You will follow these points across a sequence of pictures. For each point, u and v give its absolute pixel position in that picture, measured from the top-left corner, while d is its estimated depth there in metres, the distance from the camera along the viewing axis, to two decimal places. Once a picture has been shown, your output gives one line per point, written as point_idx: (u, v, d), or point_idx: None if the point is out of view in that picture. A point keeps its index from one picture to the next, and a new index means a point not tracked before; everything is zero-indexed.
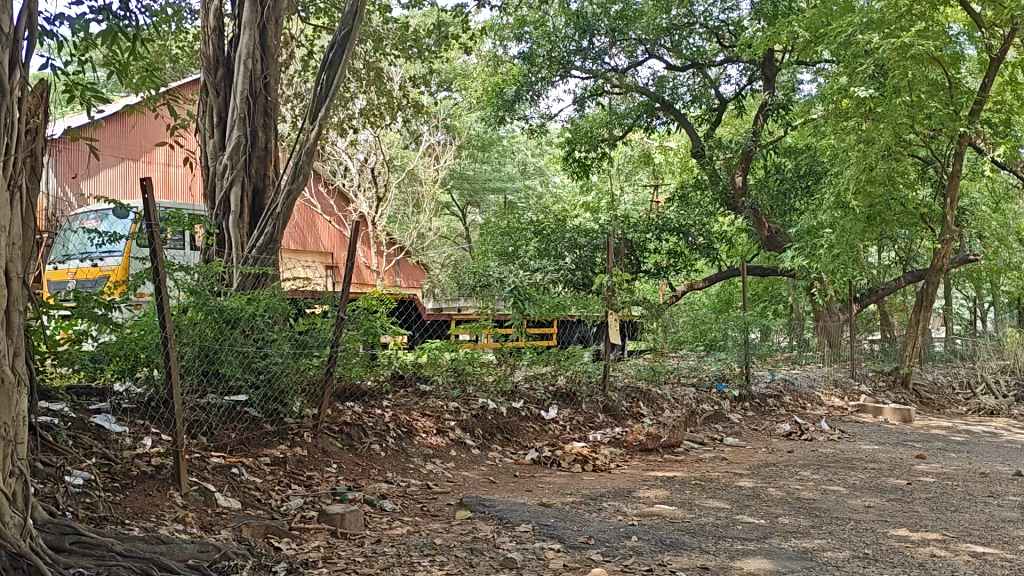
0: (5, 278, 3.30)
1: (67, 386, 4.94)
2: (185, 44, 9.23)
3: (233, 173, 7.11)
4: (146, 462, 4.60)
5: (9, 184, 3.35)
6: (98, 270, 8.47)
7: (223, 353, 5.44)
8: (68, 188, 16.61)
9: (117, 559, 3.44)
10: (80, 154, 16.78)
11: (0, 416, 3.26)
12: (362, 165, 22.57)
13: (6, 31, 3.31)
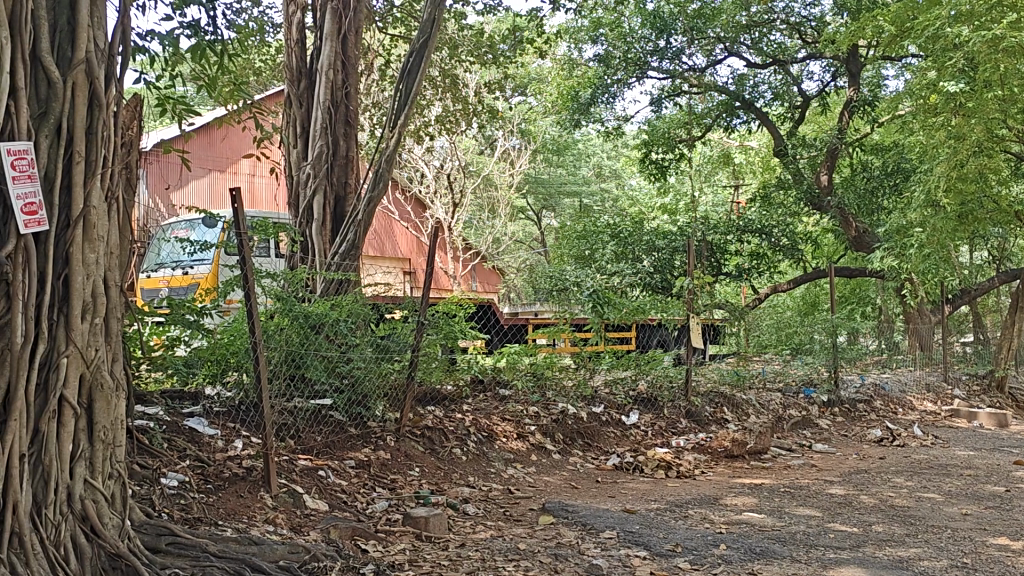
0: (104, 287, 3.45)
1: (161, 390, 5.17)
2: (268, 58, 9.49)
3: (315, 181, 7.27)
4: (237, 464, 4.72)
5: (107, 197, 3.50)
6: (190, 279, 8.77)
7: (309, 358, 5.57)
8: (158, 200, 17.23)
9: (211, 560, 3.55)
10: (170, 165, 17.39)
11: (101, 420, 3.40)
12: (438, 171, 22.81)
13: (101, 46, 3.46)
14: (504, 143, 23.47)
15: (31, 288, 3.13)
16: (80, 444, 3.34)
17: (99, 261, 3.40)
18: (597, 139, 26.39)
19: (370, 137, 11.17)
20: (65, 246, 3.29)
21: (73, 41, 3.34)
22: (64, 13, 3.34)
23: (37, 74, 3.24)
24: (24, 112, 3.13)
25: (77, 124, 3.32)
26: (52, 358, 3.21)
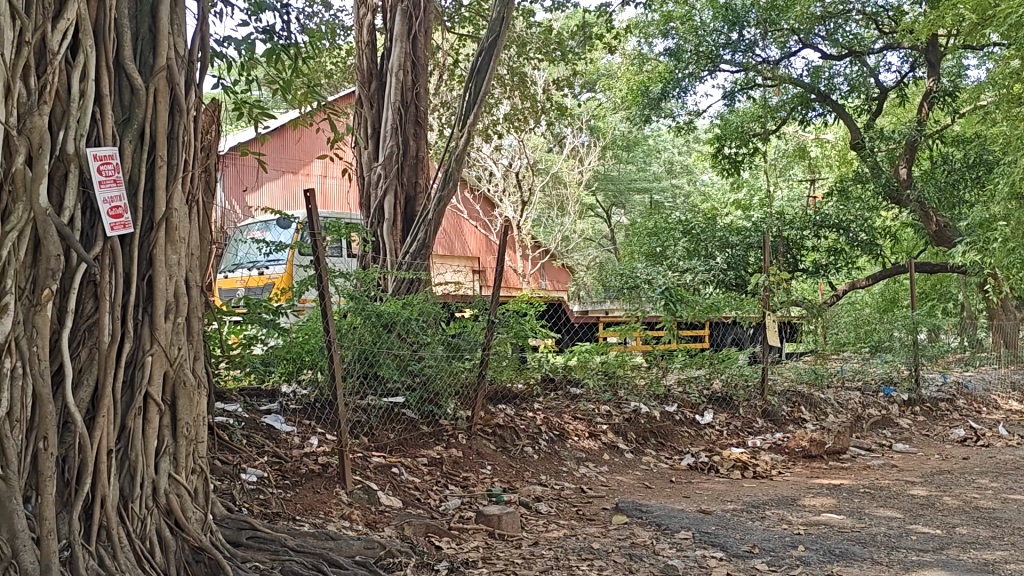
0: (186, 287, 3.55)
1: (240, 388, 5.33)
2: (339, 61, 9.66)
3: (386, 182, 7.38)
4: (313, 461, 4.81)
5: (188, 200, 3.61)
6: (265, 278, 8.98)
7: (381, 355, 5.65)
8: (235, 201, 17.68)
9: (290, 554, 3.62)
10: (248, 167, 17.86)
11: (183, 416, 3.52)
12: (507, 169, 22.86)
13: (181, 53, 3.58)
14: (572, 141, 23.41)
15: (117, 289, 3.25)
16: (165, 440, 3.45)
17: (181, 262, 3.51)
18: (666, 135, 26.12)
19: (439, 137, 11.25)
20: (149, 247, 3.40)
21: (154, 48, 3.46)
22: (146, 21, 3.46)
23: (121, 81, 3.36)
24: (109, 118, 3.25)
25: (159, 129, 3.43)
26: (138, 356, 3.33)
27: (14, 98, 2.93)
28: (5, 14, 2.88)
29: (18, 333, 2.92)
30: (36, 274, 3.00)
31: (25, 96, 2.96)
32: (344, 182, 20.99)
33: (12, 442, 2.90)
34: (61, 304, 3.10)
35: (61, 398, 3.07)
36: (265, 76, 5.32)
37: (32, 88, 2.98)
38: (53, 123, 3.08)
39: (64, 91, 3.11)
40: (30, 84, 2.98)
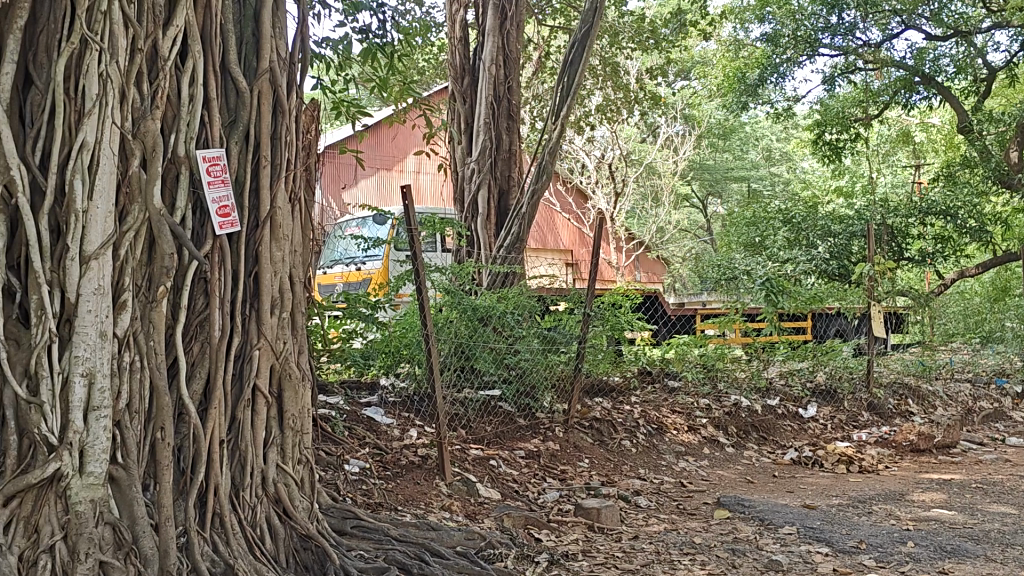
0: (290, 284, 3.68)
1: (341, 380, 5.54)
2: (432, 57, 9.82)
3: (480, 176, 7.47)
4: (413, 453, 4.89)
5: (291, 198, 3.74)
6: (362, 274, 9.11)
7: (477, 348, 5.76)
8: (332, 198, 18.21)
9: (393, 543, 3.69)
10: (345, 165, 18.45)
11: (290, 408, 3.65)
12: (599, 161, 22.64)
13: (284, 55, 3.69)
14: (666, 131, 23.12)
15: (227, 285, 3.38)
16: (272, 430, 3.58)
17: (285, 259, 3.64)
18: (763, 122, 25.51)
19: (532, 130, 11.26)
20: (255, 245, 3.53)
21: (258, 51, 3.59)
22: (249, 25, 3.60)
23: (227, 83, 3.50)
24: (217, 120, 3.39)
25: (263, 129, 3.56)
26: (246, 350, 3.47)
27: (129, 104, 3.11)
28: (119, 22, 3.07)
29: (135, 328, 3.11)
30: (152, 272, 3.18)
31: (139, 101, 3.15)
32: (438, 177, 21.14)
33: (133, 432, 3.10)
34: (174, 301, 3.26)
35: (176, 390, 3.24)
36: (362, 74, 5.41)
37: (145, 93, 3.16)
38: (166, 127, 3.24)
39: (175, 95, 3.27)
40: (143, 90, 3.16)
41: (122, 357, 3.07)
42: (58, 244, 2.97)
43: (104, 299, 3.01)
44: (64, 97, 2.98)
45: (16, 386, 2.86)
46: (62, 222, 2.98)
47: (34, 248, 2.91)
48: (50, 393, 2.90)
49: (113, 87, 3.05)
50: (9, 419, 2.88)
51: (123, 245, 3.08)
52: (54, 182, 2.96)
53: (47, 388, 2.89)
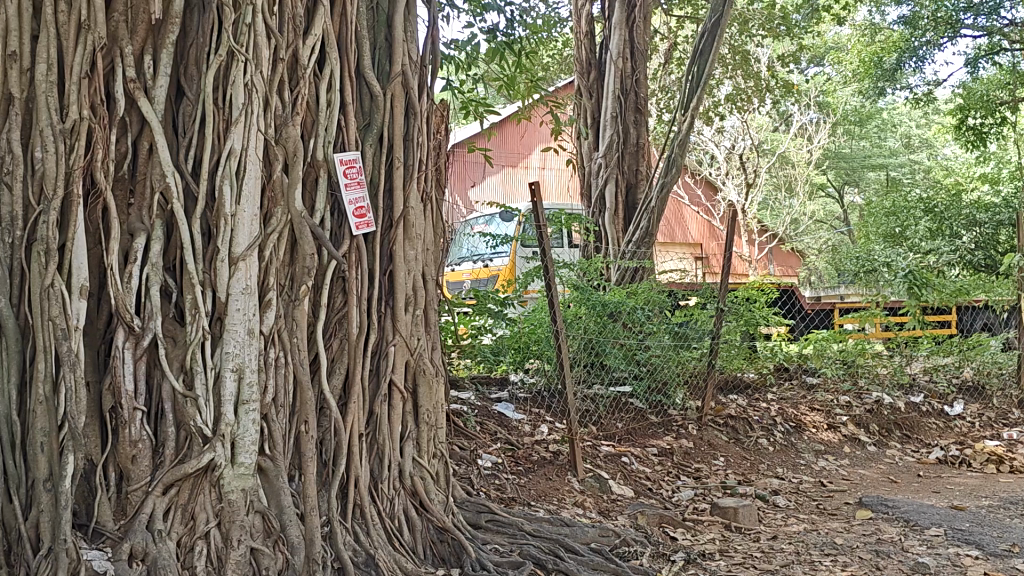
0: (423, 281, 3.80)
1: (471, 376, 5.65)
2: (556, 53, 9.87)
3: (607, 171, 7.43)
4: (545, 448, 4.91)
5: (423, 198, 3.86)
6: (490, 270, 9.33)
7: (606, 344, 5.73)
8: (458, 198, 18.48)
9: (527, 538, 3.72)
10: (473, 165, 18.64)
11: (424, 403, 3.77)
12: (729, 152, 22.15)
13: (415, 58, 3.82)
14: (797, 120, 22.16)
15: (363, 283, 3.54)
16: (408, 425, 3.72)
17: (418, 258, 3.76)
18: (902, 107, 24.30)
19: (660, 123, 11.14)
20: (389, 245, 3.68)
21: (391, 56, 3.73)
22: (382, 30, 3.75)
23: (362, 88, 3.66)
24: (352, 124, 3.55)
25: (396, 131, 3.70)
26: (382, 346, 3.62)
27: (272, 110, 3.29)
28: (262, 34, 3.25)
29: (280, 326, 3.29)
30: (294, 271, 3.36)
31: (281, 108, 3.32)
32: (563, 173, 21.37)
33: (278, 425, 3.27)
34: (316, 299, 3.43)
35: (317, 384, 3.41)
36: (491, 73, 5.51)
37: (286, 100, 3.33)
38: (306, 133, 3.42)
39: (314, 101, 3.44)
40: (285, 98, 3.33)
41: (268, 353, 3.26)
42: (209, 247, 3.19)
43: (251, 298, 3.20)
44: (213, 107, 3.19)
45: (173, 380, 3.08)
46: (212, 226, 3.19)
47: (188, 250, 3.13)
48: (203, 388, 3.10)
49: (257, 96, 3.23)
50: (168, 412, 3.10)
51: (267, 246, 3.26)
52: (205, 188, 3.18)
53: (201, 382, 3.10)
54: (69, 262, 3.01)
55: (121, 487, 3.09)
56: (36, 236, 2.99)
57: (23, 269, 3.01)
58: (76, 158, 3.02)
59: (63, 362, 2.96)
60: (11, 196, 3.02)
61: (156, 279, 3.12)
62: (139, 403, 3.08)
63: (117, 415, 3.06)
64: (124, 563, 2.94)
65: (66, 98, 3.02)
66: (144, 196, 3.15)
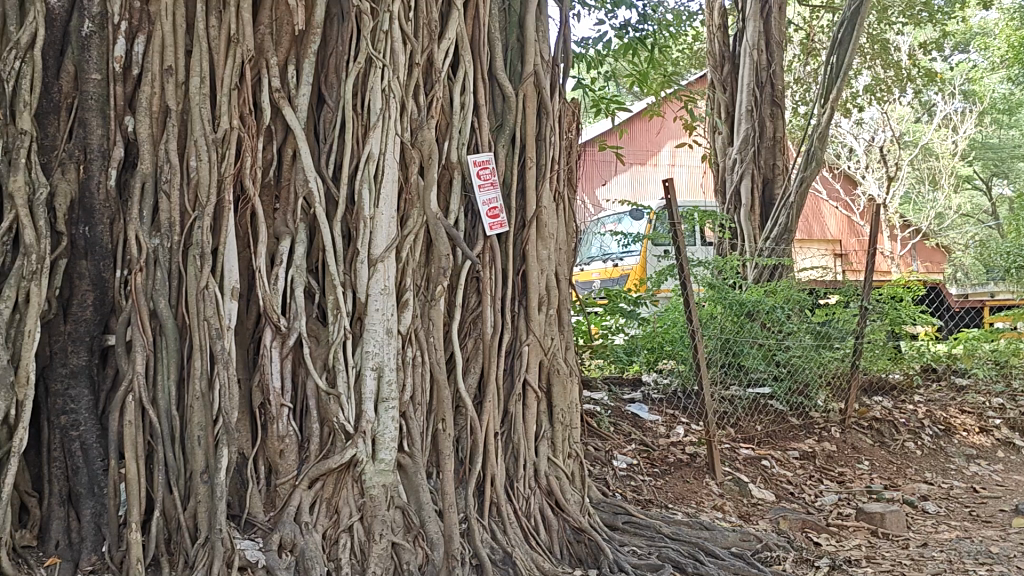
0: (556, 280, 3.82)
1: (604, 376, 5.62)
2: (686, 49, 9.71)
3: (742, 166, 7.28)
4: (681, 450, 4.82)
5: (555, 196, 3.88)
6: (620, 271, 9.26)
7: (743, 344, 5.59)
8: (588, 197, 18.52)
9: (666, 541, 3.66)
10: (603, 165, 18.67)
11: (559, 403, 3.79)
12: (869, 144, 21.18)
13: (547, 58, 3.86)
14: (943, 109, 21.04)
15: (497, 283, 3.60)
16: (543, 425, 3.74)
17: (551, 257, 3.79)
18: None
19: (794, 117, 10.77)
20: (521, 245, 3.72)
21: (523, 56, 3.79)
22: (514, 32, 3.82)
23: (494, 89, 3.73)
24: (485, 126, 3.62)
25: (528, 130, 3.75)
26: (516, 346, 3.66)
27: (408, 115, 3.40)
28: (398, 40, 3.37)
29: (416, 326, 3.38)
30: (429, 272, 3.45)
31: (416, 112, 3.43)
32: (695, 170, 21.07)
33: (416, 422, 3.36)
34: (451, 299, 3.52)
35: (453, 383, 3.48)
36: (622, 70, 5.50)
37: (422, 104, 3.44)
38: (441, 135, 3.51)
39: (448, 105, 3.53)
40: (420, 102, 3.44)
41: (406, 352, 3.36)
42: (349, 249, 3.30)
43: (389, 299, 3.29)
44: (352, 113, 3.31)
45: (317, 377, 3.19)
46: (352, 228, 3.30)
47: (330, 252, 3.25)
48: (345, 385, 3.21)
49: (394, 100, 3.34)
50: (312, 408, 3.23)
51: (404, 247, 3.36)
52: (345, 192, 3.30)
53: (343, 380, 3.21)
54: (221, 265, 3.17)
55: (270, 480, 3.22)
56: (192, 241, 3.17)
57: (180, 273, 3.18)
58: (227, 166, 3.19)
59: (217, 360, 3.12)
60: (169, 203, 3.20)
61: (300, 281, 3.25)
62: (286, 400, 3.22)
63: (266, 411, 3.21)
64: (274, 553, 3.04)
65: (217, 109, 3.20)
66: (289, 201, 3.30)
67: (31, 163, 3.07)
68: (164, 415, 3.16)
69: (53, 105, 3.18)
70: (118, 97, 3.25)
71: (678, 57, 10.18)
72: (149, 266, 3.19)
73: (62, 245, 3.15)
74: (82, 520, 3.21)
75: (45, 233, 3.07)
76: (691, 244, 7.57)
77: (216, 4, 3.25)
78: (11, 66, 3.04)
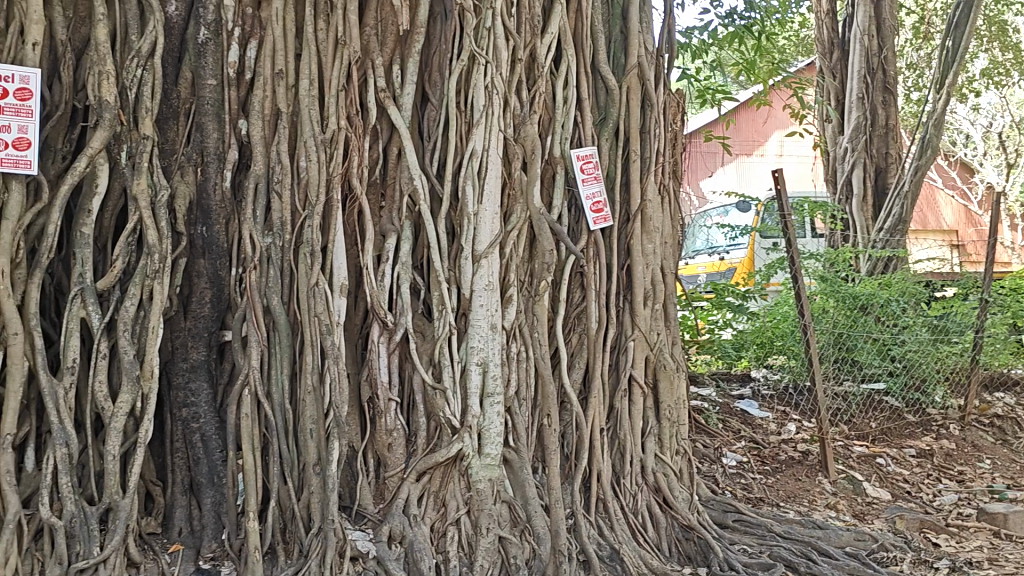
0: (662, 275, 3.79)
1: (712, 372, 5.56)
2: (792, 36, 9.46)
3: (853, 155, 7.04)
4: (792, 447, 4.69)
5: (661, 188, 3.84)
6: (726, 264, 9.12)
7: (857, 340, 5.43)
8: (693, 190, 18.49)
9: (777, 539, 3.56)
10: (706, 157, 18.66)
11: (666, 399, 3.75)
12: (986, 131, 20.17)
13: (651, 49, 3.82)
14: None
15: (602, 278, 3.59)
16: (649, 421, 3.71)
17: (657, 251, 3.76)
18: None
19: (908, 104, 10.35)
20: (626, 239, 3.70)
21: (626, 49, 3.76)
22: (617, 24, 3.79)
23: (598, 82, 3.72)
24: (589, 119, 3.62)
25: (632, 122, 3.72)
26: (621, 341, 3.65)
27: (510, 110, 3.42)
28: (501, 36, 3.38)
29: (521, 321, 3.40)
30: (533, 268, 3.47)
31: (519, 107, 3.44)
32: (805, 159, 20.61)
33: (521, 417, 3.37)
34: (555, 294, 3.53)
35: (558, 378, 3.48)
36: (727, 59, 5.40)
37: (524, 100, 3.46)
38: (543, 130, 3.52)
39: (551, 100, 3.54)
40: (523, 97, 3.46)
41: (510, 347, 3.38)
42: (453, 245, 3.35)
43: (494, 294, 3.30)
44: (456, 110, 3.35)
45: (424, 372, 3.24)
46: (457, 224, 3.34)
47: (435, 249, 3.28)
48: (451, 380, 3.24)
49: (497, 96, 3.35)
50: (419, 403, 3.28)
51: (508, 243, 3.38)
52: (449, 188, 3.34)
53: (449, 375, 3.24)
54: (330, 263, 3.25)
55: (379, 472, 3.29)
56: (303, 239, 3.26)
57: (292, 270, 3.27)
58: (335, 165, 3.26)
59: (328, 355, 3.20)
60: (281, 203, 3.29)
61: (406, 277, 3.31)
62: (394, 394, 3.27)
63: (374, 405, 3.27)
64: (384, 544, 3.10)
65: (326, 110, 3.28)
66: (394, 198, 3.36)
67: (153, 167, 3.21)
68: (278, 408, 3.26)
69: (172, 111, 3.32)
70: (232, 101, 3.36)
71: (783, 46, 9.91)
72: (263, 264, 3.29)
73: (182, 244, 3.29)
74: (203, 508, 3.34)
75: (166, 233, 3.21)
76: (800, 237, 7.36)
77: (324, 8, 3.34)
78: (134, 74, 3.18)
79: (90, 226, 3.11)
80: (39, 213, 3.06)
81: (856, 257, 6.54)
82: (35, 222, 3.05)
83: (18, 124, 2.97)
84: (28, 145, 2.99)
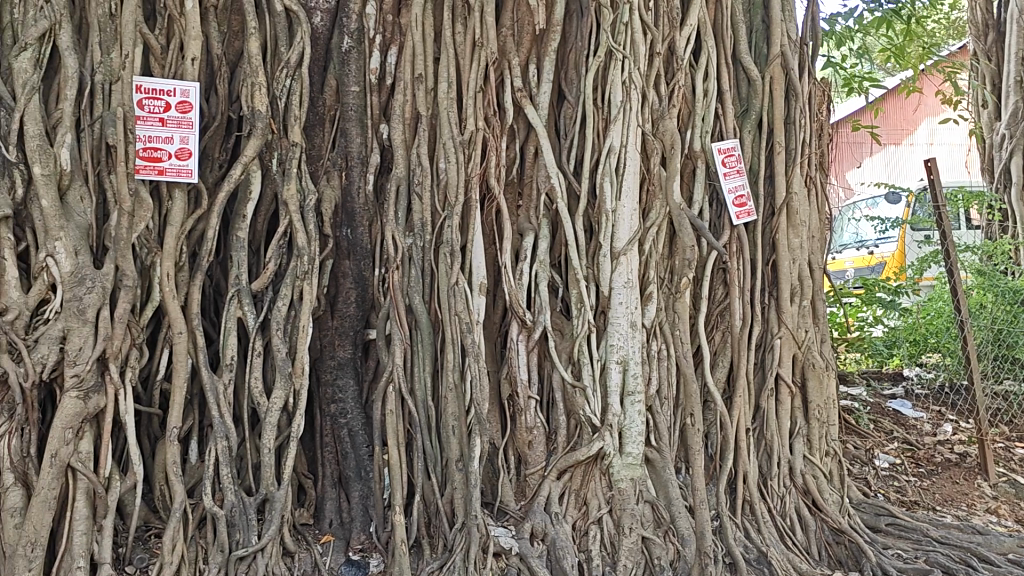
0: (809, 270, 3.66)
1: (861, 371, 5.30)
2: (943, 18, 8.96)
3: (1013, 142, 6.59)
4: (949, 449, 4.43)
5: (807, 180, 3.70)
6: (876, 258, 8.80)
7: (1019, 336, 5.13)
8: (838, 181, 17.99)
9: (934, 545, 3.36)
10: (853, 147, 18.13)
11: (814, 398, 3.61)
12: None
13: (794, 38, 3.69)
14: None
15: (746, 275, 3.52)
16: (797, 420, 3.60)
17: (804, 246, 3.64)
18: None
19: None
20: (771, 234, 3.61)
21: (768, 38, 3.65)
22: (758, 14, 3.69)
23: (739, 74, 3.64)
24: (730, 111, 3.56)
25: (776, 113, 3.61)
26: (767, 339, 3.56)
27: (649, 105, 3.39)
28: (638, 30, 3.35)
29: (661, 318, 3.37)
30: (674, 264, 3.43)
31: (658, 102, 3.41)
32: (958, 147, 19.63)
33: (663, 416, 3.33)
34: (697, 291, 3.48)
35: (701, 376, 3.43)
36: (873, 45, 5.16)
37: (663, 94, 3.43)
38: (683, 124, 3.49)
39: (690, 93, 3.50)
40: (661, 92, 3.43)
41: (651, 345, 3.34)
42: (591, 242, 3.32)
43: (633, 291, 3.27)
44: (593, 107, 3.34)
45: (563, 370, 3.24)
46: (594, 222, 3.32)
47: (573, 246, 3.27)
48: (591, 378, 3.23)
49: (635, 92, 3.32)
50: (559, 401, 3.27)
51: (647, 240, 3.34)
52: (587, 186, 3.33)
53: (588, 373, 3.23)
54: (469, 263, 3.29)
55: (520, 469, 3.31)
56: (443, 240, 3.31)
57: (433, 270, 3.34)
58: (474, 166, 3.30)
59: (468, 353, 3.23)
60: (422, 204, 3.36)
61: (544, 275, 3.32)
62: (533, 392, 3.28)
63: (514, 403, 3.29)
64: (526, 541, 3.11)
65: (464, 112, 3.33)
66: (532, 198, 3.38)
67: (301, 172, 3.35)
68: (421, 405, 3.33)
69: (318, 118, 3.45)
70: (374, 106, 3.46)
71: (933, 29, 9.41)
72: (405, 265, 3.36)
73: (329, 246, 3.41)
74: (352, 501, 3.46)
75: (314, 235, 3.33)
76: (955, 229, 6.94)
77: (462, 11, 3.39)
78: (283, 84, 3.33)
79: (245, 230, 3.27)
80: (198, 218, 3.24)
81: (1016, 250, 6.22)
82: (196, 227, 3.24)
83: (180, 135, 3.16)
84: (189, 154, 3.16)
